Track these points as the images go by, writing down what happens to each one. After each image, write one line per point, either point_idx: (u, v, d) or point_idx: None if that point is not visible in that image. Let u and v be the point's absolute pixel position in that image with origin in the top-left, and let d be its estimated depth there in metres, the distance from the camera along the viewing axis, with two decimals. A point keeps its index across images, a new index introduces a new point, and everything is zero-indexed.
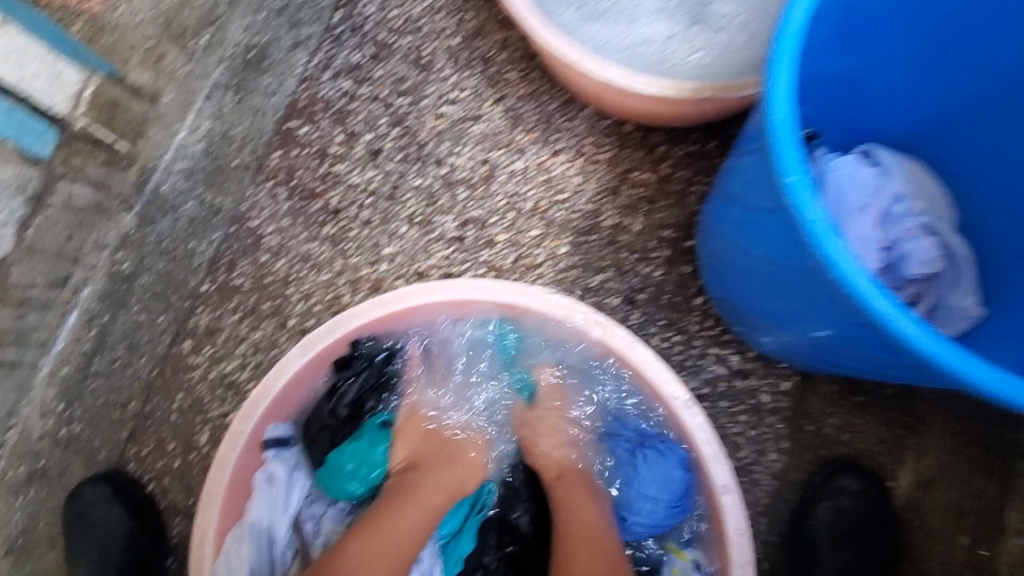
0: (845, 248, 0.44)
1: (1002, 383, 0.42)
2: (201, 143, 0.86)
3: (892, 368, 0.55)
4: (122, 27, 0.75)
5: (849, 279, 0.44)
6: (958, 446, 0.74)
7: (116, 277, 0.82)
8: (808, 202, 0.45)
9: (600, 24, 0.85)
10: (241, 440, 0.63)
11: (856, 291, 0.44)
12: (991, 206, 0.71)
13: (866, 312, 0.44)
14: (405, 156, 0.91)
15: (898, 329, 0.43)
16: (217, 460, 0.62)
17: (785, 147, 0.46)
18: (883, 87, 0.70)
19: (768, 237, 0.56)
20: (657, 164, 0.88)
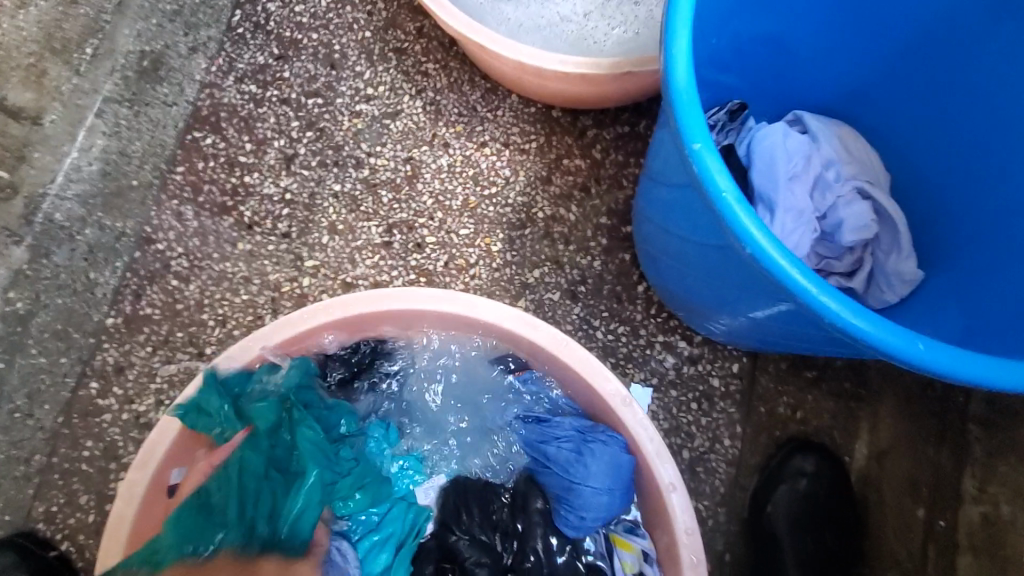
0: (755, 216, 0.41)
1: (920, 350, 0.40)
2: (96, 164, 0.79)
3: (822, 342, 0.53)
4: (4, 40, 0.68)
5: (762, 248, 0.41)
6: (908, 413, 0.73)
7: (12, 320, 0.73)
8: (714, 169, 0.42)
9: (514, 4, 0.80)
10: (138, 493, 0.56)
11: (769, 261, 0.41)
12: (919, 167, 0.69)
13: (780, 283, 0.41)
14: (321, 161, 0.85)
15: (814, 299, 0.40)
16: (112, 518, 0.56)
17: (688, 113, 0.43)
18: (800, 53, 0.69)
19: (688, 213, 0.53)
20: (588, 149, 0.84)
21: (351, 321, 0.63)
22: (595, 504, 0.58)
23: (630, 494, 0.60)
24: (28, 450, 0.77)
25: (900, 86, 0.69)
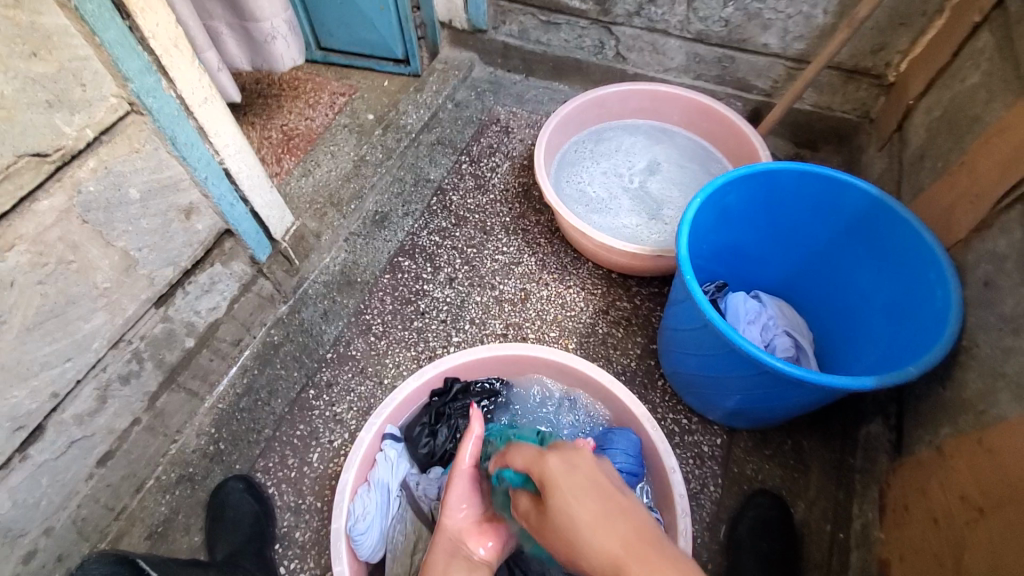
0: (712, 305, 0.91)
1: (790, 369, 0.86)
2: (338, 266, 1.42)
3: (760, 389, 0.97)
4: (295, 197, 1.47)
5: (714, 318, 0.90)
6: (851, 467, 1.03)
7: (269, 344, 1.28)
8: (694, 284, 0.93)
9: (598, 215, 1.44)
10: (376, 428, 1.01)
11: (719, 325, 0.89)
12: (827, 324, 1.19)
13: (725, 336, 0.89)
14: (471, 282, 1.43)
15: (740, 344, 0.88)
16: (361, 439, 1.00)
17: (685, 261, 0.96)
18: (756, 256, 1.24)
19: (684, 316, 1.03)
20: (632, 298, 1.39)
21: (500, 358, 1.11)
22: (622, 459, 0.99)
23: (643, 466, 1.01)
24: (260, 425, 1.23)
25: (810, 279, 1.21)
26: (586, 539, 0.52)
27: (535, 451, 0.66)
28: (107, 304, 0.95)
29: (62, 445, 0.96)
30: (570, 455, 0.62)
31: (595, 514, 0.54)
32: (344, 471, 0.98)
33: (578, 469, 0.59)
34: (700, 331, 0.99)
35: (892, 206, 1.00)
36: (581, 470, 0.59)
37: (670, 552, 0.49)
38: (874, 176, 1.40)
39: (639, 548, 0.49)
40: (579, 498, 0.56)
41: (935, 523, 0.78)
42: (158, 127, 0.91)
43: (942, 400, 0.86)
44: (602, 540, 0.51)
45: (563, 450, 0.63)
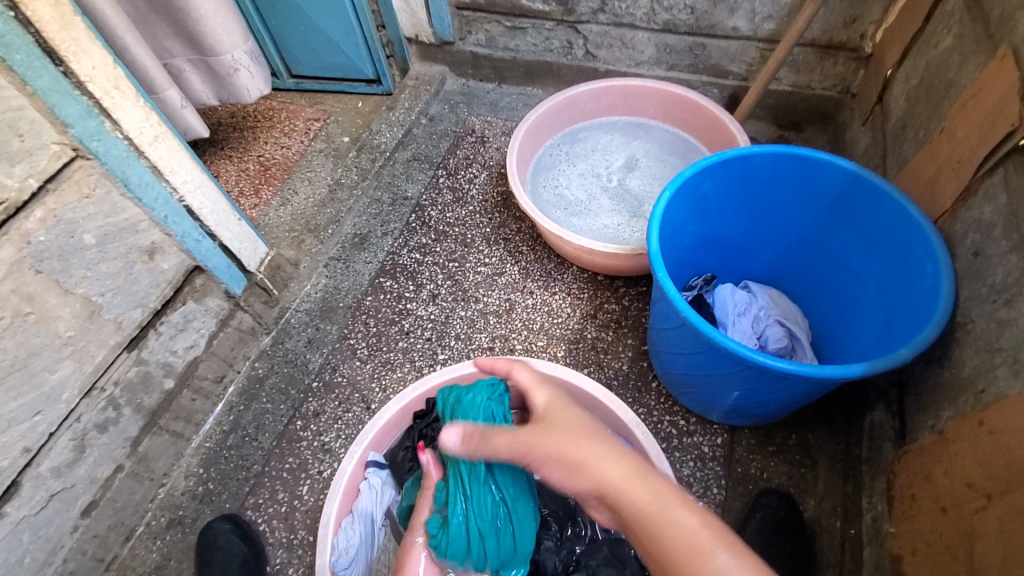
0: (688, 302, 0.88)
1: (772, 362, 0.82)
2: (319, 293, 1.40)
3: (749, 384, 0.93)
4: (273, 228, 1.49)
5: (691, 316, 0.86)
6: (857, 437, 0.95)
7: (253, 378, 1.27)
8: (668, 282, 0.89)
9: (577, 218, 1.41)
10: (356, 458, 0.98)
11: (696, 322, 0.86)
12: (820, 309, 1.14)
13: (704, 333, 0.86)
14: (454, 297, 1.40)
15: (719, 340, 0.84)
16: (341, 470, 0.97)
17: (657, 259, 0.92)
18: (740, 245, 1.20)
19: (664, 314, 0.99)
20: (620, 299, 1.35)
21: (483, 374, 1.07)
22: None
23: None
24: (249, 462, 1.18)
25: (800, 264, 1.17)
26: (592, 466, 0.66)
27: (541, 398, 0.80)
28: (73, 351, 0.94)
29: (43, 498, 0.95)
30: (570, 408, 0.77)
31: (603, 455, 0.67)
32: (325, 505, 0.95)
33: (579, 417, 0.75)
34: (681, 329, 0.95)
35: (872, 181, 0.96)
36: (578, 414, 0.76)
37: (668, 485, 0.65)
38: (858, 153, 1.35)
39: (642, 480, 0.65)
40: (588, 438, 0.70)
41: (944, 511, 0.73)
42: (107, 170, 0.92)
43: (940, 380, 0.82)
44: (607, 471, 0.66)
45: (557, 396, 0.80)
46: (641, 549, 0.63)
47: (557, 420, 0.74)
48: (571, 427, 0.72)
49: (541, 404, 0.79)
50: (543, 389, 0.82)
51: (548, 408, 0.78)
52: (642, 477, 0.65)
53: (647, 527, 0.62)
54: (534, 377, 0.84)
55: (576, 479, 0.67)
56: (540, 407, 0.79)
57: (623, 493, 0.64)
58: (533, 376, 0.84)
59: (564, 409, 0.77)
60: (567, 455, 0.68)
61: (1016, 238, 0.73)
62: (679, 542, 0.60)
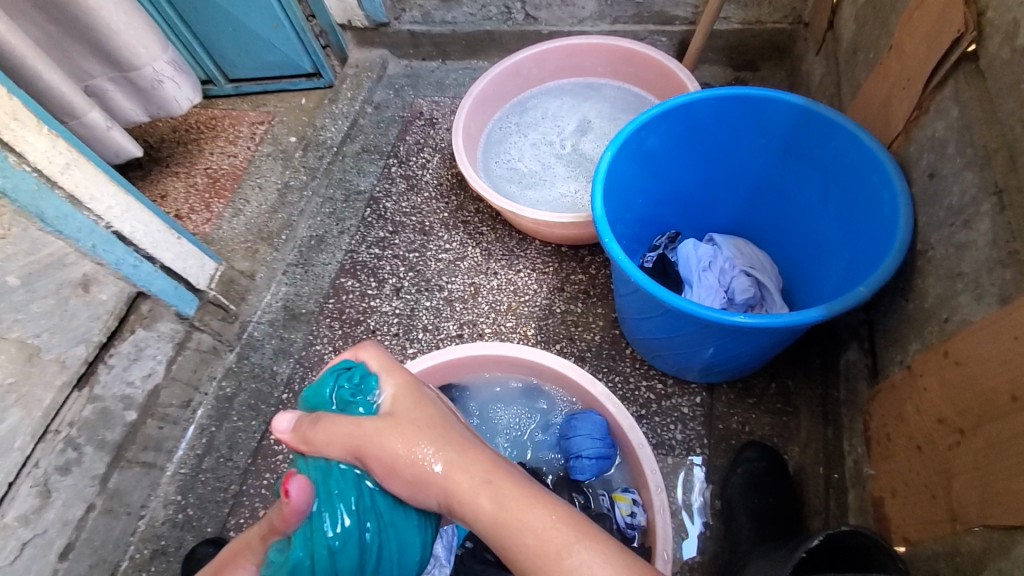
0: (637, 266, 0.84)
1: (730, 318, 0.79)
2: (280, 302, 1.34)
3: (715, 341, 0.90)
4: (225, 240, 1.43)
5: (642, 281, 0.83)
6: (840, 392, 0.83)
7: (222, 398, 1.22)
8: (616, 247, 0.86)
9: (534, 190, 1.36)
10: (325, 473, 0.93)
11: (647, 286, 0.83)
12: (786, 254, 1.11)
13: (657, 296, 0.83)
14: (418, 288, 1.36)
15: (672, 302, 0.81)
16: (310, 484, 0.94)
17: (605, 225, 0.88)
18: (699, 199, 1.16)
19: (621, 281, 0.96)
20: (586, 269, 1.31)
21: (446, 365, 1.02)
22: (589, 446, 0.93)
23: (614, 448, 0.95)
24: (226, 482, 1.19)
25: (762, 209, 1.13)
26: (441, 477, 0.64)
27: (390, 384, 0.73)
28: (18, 398, 0.91)
29: (14, 548, 0.91)
30: (419, 401, 0.71)
31: (453, 462, 0.64)
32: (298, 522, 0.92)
33: (429, 413, 0.70)
34: (638, 294, 0.92)
35: (820, 111, 0.91)
36: (429, 407, 0.71)
37: (520, 482, 0.62)
38: (815, 85, 1.29)
39: (493, 484, 0.62)
40: (432, 445, 0.65)
41: (919, 450, 0.71)
42: (19, 207, 0.89)
43: (903, 314, 0.79)
44: (457, 481, 0.63)
45: (409, 381, 0.73)
46: (493, 546, 0.61)
47: (406, 419, 0.68)
48: (419, 424, 0.67)
49: (388, 402, 0.71)
50: (393, 376, 0.73)
51: (395, 400, 0.71)
52: (490, 482, 0.62)
53: (499, 532, 0.59)
54: (392, 369, 0.74)
55: (426, 489, 0.64)
56: (390, 399, 0.71)
57: (473, 499, 0.62)
58: (381, 361, 0.75)
59: (414, 401, 0.71)
60: (409, 466, 0.65)
61: (970, 153, 0.69)
62: (531, 541, 0.58)
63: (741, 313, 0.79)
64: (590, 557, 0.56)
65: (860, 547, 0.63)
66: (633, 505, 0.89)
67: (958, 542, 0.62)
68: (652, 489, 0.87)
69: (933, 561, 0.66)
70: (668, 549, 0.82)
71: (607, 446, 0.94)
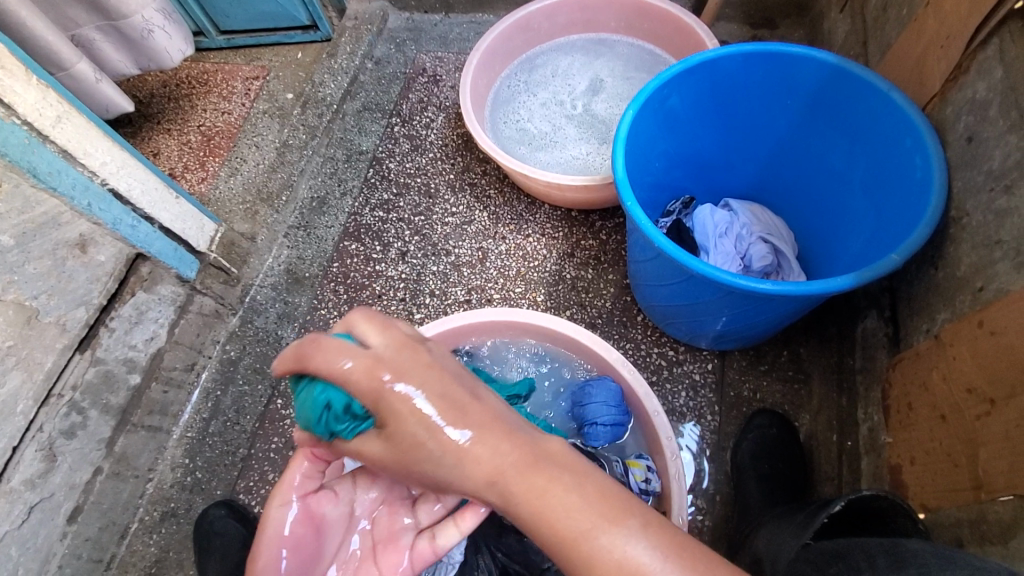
0: (659, 230, 0.81)
1: (755, 284, 0.77)
2: (283, 265, 1.31)
3: (734, 309, 0.89)
4: (221, 200, 1.37)
5: (664, 246, 0.80)
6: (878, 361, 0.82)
7: (227, 361, 1.20)
8: (637, 211, 0.83)
9: (544, 152, 1.32)
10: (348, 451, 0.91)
11: (670, 252, 0.80)
12: (803, 220, 1.09)
13: (679, 261, 0.80)
14: (424, 253, 1.33)
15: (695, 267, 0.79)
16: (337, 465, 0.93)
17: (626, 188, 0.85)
18: (717, 162, 1.12)
19: (640, 246, 0.93)
20: (597, 234, 1.29)
21: (456, 332, 1.01)
22: (604, 413, 0.92)
23: (628, 414, 0.95)
24: (234, 446, 1.17)
25: (782, 173, 1.10)
26: (445, 480, 0.54)
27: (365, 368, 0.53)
28: (18, 362, 0.89)
29: (23, 511, 0.91)
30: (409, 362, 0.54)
31: (452, 467, 0.53)
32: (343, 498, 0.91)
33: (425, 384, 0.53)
34: (658, 259, 0.89)
35: (853, 69, 0.87)
36: (426, 374, 0.53)
37: (532, 466, 0.51)
38: (838, 44, 1.24)
39: (499, 481, 0.51)
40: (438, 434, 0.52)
41: (943, 419, 0.72)
42: (10, 161, 0.83)
43: (934, 283, 0.79)
44: (463, 484, 0.53)
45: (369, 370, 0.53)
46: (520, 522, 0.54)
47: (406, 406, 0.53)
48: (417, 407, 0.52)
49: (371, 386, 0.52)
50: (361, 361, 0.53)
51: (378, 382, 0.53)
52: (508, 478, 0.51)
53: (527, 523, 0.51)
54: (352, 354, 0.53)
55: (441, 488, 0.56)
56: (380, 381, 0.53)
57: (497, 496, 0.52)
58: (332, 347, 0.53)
59: (404, 364, 0.54)
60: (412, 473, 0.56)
61: (1015, 116, 0.67)
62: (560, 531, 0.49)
63: (767, 279, 0.77)
64: (619, 544, 0.48)
65: (879, 512, 0.64)
66: (647, 471, 0.89)
67: (983, 508, 0.65)
68: (668, 455, 0.87)
69: (956, 528, 0.68)
70: (684, 513, 0.82)
71: (622, 413, 0.93)
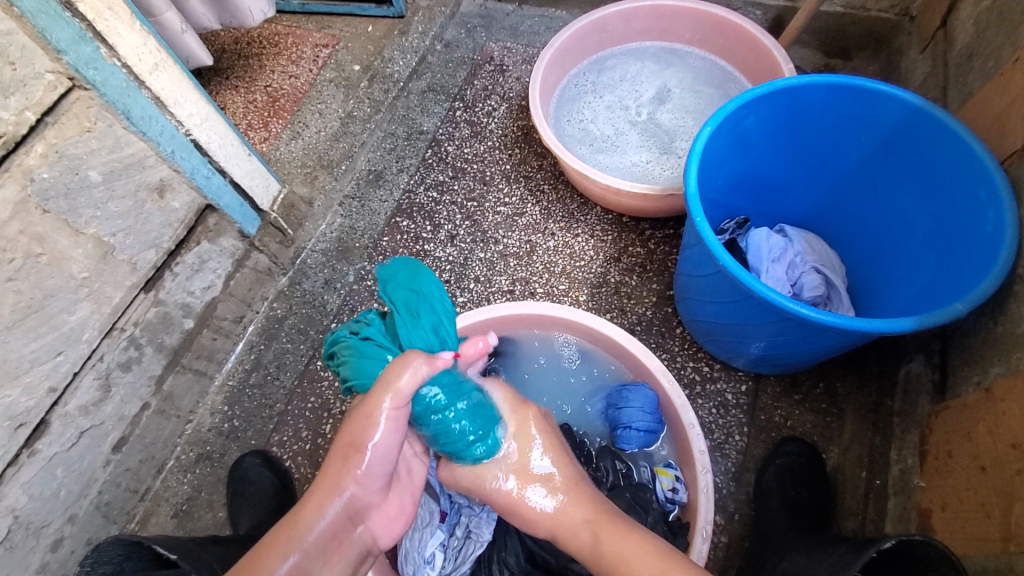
0: (725, 248, 0.83)
1: (813, 313, 0.78)
2: (335, 233, 1.34)
3: (783, 335, 0.90)
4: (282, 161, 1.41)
5: (728, 265, 0.82)
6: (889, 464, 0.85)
7: (273, 318, 1.25)
8: (705, 228, 0.84)
9: (604, 155, 1.33)
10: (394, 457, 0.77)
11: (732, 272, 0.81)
12: (857, 257, 1.09)
13: (739, 282, 0.82)
14: (472, 239, 1.36)
15: (756, 290, 0.81)
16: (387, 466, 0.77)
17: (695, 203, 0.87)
18: (779, 189, 1.13)
19: (697, 262, 0.95)
20: (646, 243, 1.30)
21: (502, 319, 1.03)
22: (639, 418, 0.94)
23: (662, 421, 0.96)
24: (272, 400, 1.21)
25: (842, 207, 1.10)
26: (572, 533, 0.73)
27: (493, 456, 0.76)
28: (90, 293, 0.93)
29: (73, 435, 0.96)
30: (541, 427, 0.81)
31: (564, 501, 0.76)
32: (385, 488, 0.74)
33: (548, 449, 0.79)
34: (715, 277, 0.91)
35: (936, 115, 0.87)
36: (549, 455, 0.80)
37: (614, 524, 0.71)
38: (915, 83, 1.23)
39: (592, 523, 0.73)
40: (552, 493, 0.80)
41: (983, 471, 0.74)
42: (108, 101, 0.87)
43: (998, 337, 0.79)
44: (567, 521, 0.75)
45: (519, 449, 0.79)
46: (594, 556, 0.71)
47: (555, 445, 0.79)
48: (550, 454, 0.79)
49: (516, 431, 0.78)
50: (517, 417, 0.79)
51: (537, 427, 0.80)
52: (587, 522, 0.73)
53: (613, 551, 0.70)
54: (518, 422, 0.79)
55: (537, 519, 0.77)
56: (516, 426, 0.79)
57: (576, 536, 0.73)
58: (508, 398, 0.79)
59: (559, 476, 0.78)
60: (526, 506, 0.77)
61: None
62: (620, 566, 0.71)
63: (826, 310, 0.78)
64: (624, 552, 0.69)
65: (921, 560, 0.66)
66: (675, 482, 0.92)
67: (1012, 559, 0.66)
68: (698, 467, 0.89)
69: None
70: (708, 524, 0.84)
71: (655, 421, 0.95)
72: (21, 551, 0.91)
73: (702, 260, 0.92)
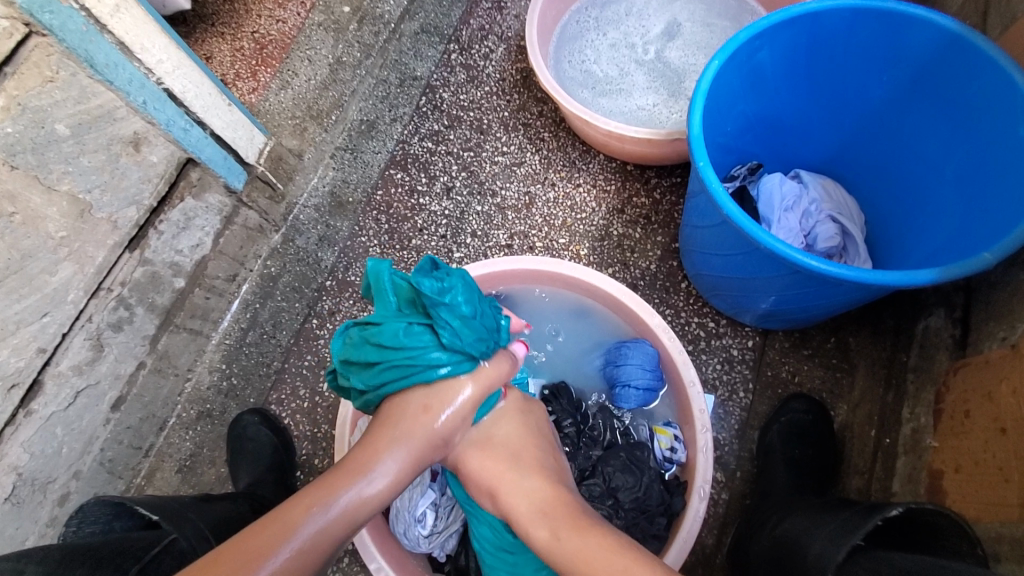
0: (730, 196, 0.77)
1: (823, 265, 0.73)
2: (327, 187, 1.28)
3: (794, 291, 0.85)
4: None
5: (732, 215, 0.76)
6: (794, 434, 0.95)
7: (267, 277, 1.22)
8: (709, 175, 0.78)
9: (607, 99, 1.25)
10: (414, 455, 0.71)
11: (737, 223, 0.76)
12: (874, 205, 1.02)
13: (744, 233, 0.76)
14: (469, 192, 1.30)
15: (762, 241, 0.75)
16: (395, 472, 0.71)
17: (699, 148, 0.80)
18: (795, 133, 1.04)
19: (701, 212, 0.89)
20: (651, 192, 1.23)
21: (494, 276, 0.97)
22: (639, 375, 0.91)
23: (661, 378, 0.93)
24: (269, 357, 1.22)
25: (863, 151, 1.01)
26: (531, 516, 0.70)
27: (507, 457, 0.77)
28: (70, 253, 0.91)
29: (69, 395, 0.95)
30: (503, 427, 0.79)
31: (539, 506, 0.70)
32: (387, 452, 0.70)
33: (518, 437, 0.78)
34: (720, 227, 0.85)
35: (975, 42, 0.79)
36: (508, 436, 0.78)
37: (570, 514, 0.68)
38: (953, 8, 1.11)
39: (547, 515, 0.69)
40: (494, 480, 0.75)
41: (1002, 432, 0.70)
42: (68, 47, 0.81)
43: None
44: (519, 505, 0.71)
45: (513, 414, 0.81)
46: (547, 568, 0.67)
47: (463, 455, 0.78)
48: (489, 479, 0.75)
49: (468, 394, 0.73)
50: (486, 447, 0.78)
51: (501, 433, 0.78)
52: (546, 515, 0.69)
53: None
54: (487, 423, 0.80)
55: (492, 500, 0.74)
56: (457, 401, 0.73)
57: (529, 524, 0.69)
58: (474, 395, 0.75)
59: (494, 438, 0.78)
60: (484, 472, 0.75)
61: None
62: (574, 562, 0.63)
63: (837, 261, 0.72)
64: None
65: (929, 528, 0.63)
66: (673, 440, 0.90)
67: None
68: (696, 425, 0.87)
69: (994, 544, 0.67)
70: (707, 484, 0.82)
71: (654, 378, 0.92)
72: (29, 506, 0.92)
73: (706, 209, 0.86)
